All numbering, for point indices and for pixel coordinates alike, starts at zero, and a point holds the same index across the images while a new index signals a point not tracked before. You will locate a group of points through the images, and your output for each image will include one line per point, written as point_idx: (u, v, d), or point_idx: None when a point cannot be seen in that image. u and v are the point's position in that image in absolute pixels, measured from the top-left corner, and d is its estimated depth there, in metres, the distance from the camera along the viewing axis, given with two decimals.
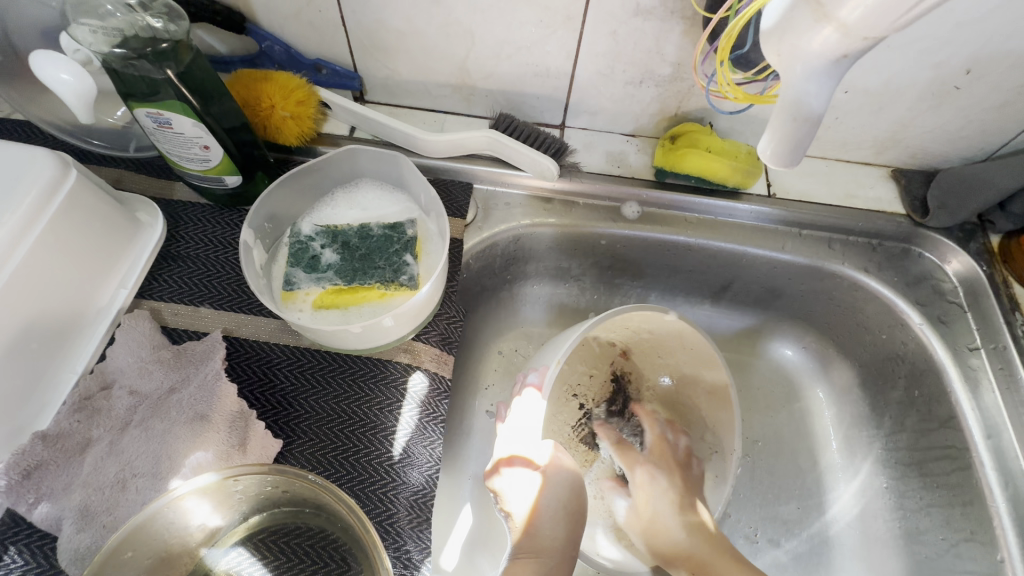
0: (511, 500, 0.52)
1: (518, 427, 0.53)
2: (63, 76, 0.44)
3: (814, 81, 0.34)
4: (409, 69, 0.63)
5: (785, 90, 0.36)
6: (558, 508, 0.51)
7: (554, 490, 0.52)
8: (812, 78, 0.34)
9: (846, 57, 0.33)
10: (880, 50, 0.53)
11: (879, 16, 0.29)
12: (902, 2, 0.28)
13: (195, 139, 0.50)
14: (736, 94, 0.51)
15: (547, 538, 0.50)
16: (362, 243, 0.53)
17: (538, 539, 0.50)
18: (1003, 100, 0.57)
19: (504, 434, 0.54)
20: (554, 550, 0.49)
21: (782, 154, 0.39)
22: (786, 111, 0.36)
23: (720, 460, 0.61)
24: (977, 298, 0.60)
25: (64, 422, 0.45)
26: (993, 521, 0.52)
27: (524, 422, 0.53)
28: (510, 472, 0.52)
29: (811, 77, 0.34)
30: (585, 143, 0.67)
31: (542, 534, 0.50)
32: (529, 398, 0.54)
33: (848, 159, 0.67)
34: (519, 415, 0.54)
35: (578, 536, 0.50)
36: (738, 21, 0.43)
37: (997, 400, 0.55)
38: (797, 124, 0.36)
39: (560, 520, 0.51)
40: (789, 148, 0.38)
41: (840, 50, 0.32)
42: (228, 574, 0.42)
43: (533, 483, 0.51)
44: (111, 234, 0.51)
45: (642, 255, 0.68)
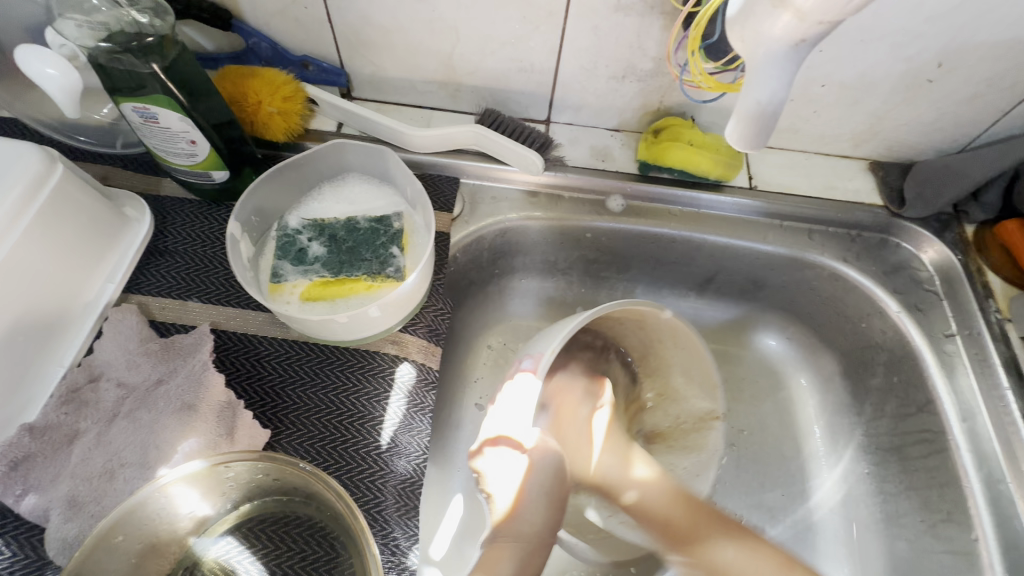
0: (493, 482, 0.52)
1: (508, 412, 0.53)
2: (49, 70, 0.45)
3: (776, 68, 0.36)
4: (395, 65, 0.63)
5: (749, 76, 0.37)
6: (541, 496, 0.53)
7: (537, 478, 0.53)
8: (776, 64, 0.36)
9: (805, 42, 0.34)
10: (854, 44, 0.55)
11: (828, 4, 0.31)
12: None
13: (182, 134, 0.50)
14: (708, 84, 0.52)
15: (528, 524, 0.52)
16: (349, 236, 0.53)
17: (518, 524, 0.51)
18: (974, 92, 0.58)
19: (493, 417, 0.54)
20: (531, 537, 0.51)
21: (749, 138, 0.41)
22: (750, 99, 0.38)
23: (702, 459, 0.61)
24: (953, 286, 0.62)
25: (52, 414, 0.45)
26: (967, 500, 0.52)
27: (516, 407, 0.53)
28: (494, 452, 0.53)
29: (773, 63, 0.36)
30: (570, 138, 0.68)
31: (522, 518, 0.52)
32: (523, 380, 0.53)
33: (828, 152, 0.69)
34: (512, 400, 0.53)
35: (558, 520, 0.53)
36: (703, 13, 0.45)
37: (972, 383, 0.56)
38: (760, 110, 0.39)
39: (542, 507, 0.52)
40: (753, 135, 0.40)
41: (799, 37, 0.34)
42: (217, 561, 0.42)
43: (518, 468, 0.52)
44: (99, 228, 0.51)
45: (628, 247, 0.69)
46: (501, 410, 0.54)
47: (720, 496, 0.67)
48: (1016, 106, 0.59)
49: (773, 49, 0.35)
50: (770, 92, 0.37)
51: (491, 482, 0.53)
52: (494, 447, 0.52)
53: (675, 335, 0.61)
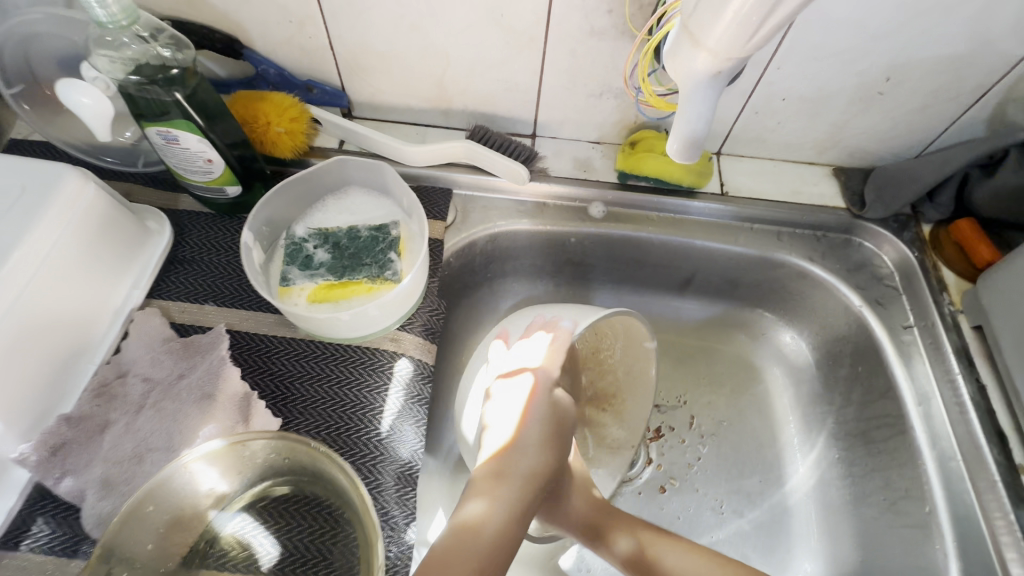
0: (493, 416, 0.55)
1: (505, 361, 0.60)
2: (84, 100, 0.50)
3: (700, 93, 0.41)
4: (392, 86, 0.69)
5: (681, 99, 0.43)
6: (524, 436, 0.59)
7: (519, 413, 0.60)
8: (699, 89, 0.41)
9: (722, 72, 0.40)
10: (807, 61, 0.60)
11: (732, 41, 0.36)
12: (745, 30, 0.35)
13: (200, 154, 0.56)
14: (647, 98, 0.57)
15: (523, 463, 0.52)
16: (351, 243, 0.59)
17: (512, 463, 0.52)
18: (923, 102, 0.63)
19: (497, 366, 0.60)
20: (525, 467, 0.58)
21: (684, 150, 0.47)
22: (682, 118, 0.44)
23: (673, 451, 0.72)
24: (911, 281, 0.66)
25: (86, 406, 0.50)
26: (923, 477, 0.57)
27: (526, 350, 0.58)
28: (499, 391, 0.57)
29: (696, 87, 0.41)
30: (554, 150, 0.73)
31: (520, 459, 0.52)
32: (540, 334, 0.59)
33: (794, 159, 0.74)
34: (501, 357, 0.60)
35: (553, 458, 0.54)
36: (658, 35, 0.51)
37: (927, 370, 0.61)
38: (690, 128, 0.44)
39: (540, 446, 0.54)
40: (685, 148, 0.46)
41: (715, 70, 0.39)
42: (234, 536, 0.47)
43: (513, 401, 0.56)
44: (126, 240, 0.56)
45: (610, 251, 0.74)
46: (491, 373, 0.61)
47: (701, 483, 0.71)
48: (962, 115, 0.64)
49: (695, 76, 0.41)
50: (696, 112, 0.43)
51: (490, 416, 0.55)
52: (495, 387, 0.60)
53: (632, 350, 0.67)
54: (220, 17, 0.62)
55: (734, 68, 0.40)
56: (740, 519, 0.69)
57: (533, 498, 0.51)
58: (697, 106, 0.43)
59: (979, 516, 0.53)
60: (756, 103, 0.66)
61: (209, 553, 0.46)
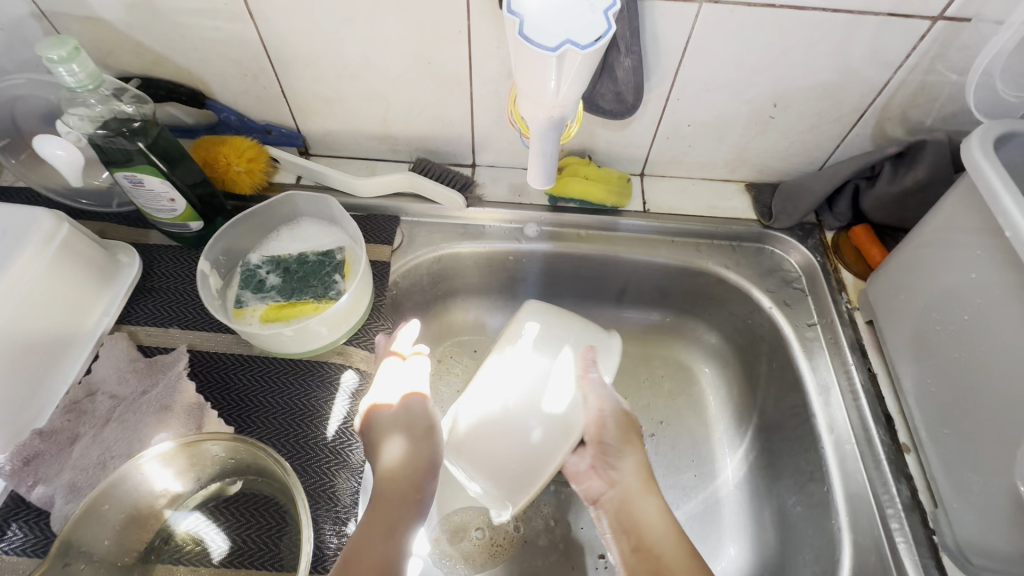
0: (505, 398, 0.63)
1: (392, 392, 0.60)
2: (58, 152, 0.59)
3: (544, 135, 0.54)
4: (342, 127, 0.77)
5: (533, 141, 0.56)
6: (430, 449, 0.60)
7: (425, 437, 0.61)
8: (542, 131, 0.53)
9: (557, 119, 0.52)
10: (701, 92, 0.68)
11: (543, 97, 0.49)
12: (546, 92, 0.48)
13: (163, 194, 0.63)
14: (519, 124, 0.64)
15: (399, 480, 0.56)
16: (300, 268, 0.66)
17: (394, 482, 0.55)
18: (810, 124, 0.71)
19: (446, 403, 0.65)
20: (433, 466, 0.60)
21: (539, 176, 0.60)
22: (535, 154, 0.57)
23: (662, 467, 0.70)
24: (814, 282, 0.73)
25: (57, 420, 0.56)
26: (822, 460, 0.62)
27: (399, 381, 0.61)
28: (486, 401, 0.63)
29: (542, 131, 0.54)
30: (492, 177, 0.81)
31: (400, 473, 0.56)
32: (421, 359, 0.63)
33: (711, 177, 0.81)
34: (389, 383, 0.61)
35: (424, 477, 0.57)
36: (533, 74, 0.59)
37: (827, 363, 0.67)
38: (541, 160, 0.57)
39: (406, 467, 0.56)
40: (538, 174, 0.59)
41: (549, 118, 0.52)
42: (188, 532, 0.53)
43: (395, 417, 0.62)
44: (98, 273, 0.63)
45: (548, 267, 0.81)
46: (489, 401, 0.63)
47: None
48: (849, 132, 0.72)
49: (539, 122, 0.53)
50: (540, 148, 0.55)
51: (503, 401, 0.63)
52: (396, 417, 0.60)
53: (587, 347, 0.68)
54: (183, 73, 0.70)
55: (566, 117, 0.53)
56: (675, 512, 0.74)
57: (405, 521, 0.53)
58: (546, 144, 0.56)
59: (868, 492, 0.58)
60: (665, 130, 0.73)
61: (164, 548, 0.52)
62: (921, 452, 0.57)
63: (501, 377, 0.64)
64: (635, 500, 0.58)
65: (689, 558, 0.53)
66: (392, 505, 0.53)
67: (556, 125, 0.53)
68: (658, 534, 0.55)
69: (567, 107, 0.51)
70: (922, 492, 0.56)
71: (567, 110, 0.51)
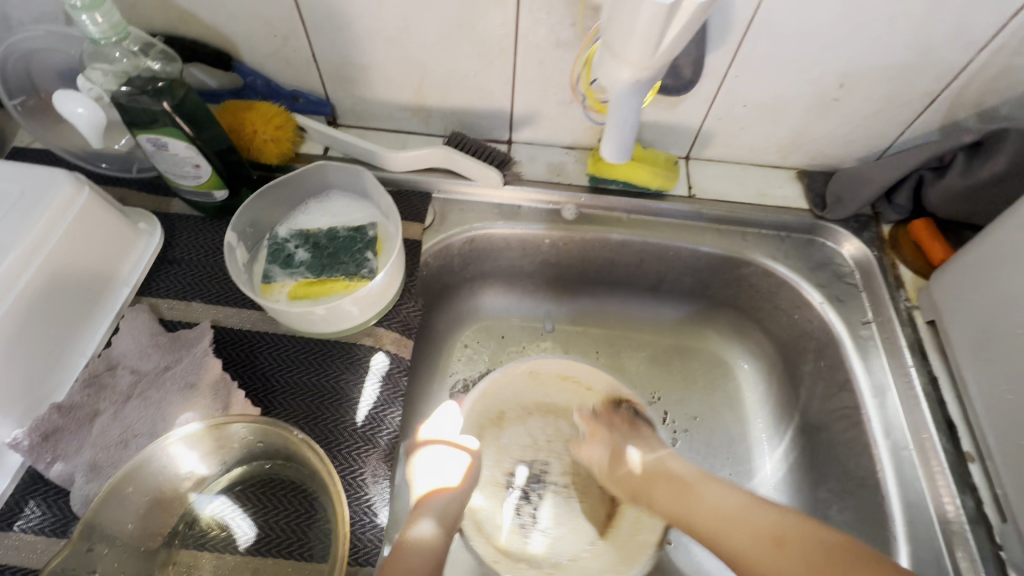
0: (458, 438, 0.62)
1: (439, 428, 0.61)
2: (79, 110, 0.54)
3: (626, 100, 0.49)
4: (372, 96, 0.73)
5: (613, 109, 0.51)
6: (456, 501, 0.58)
7: (450, 498, 0.57)
8: (623, 96, 0.49)
9: (642, 82, 0.47)
10: (763, 69, 0.63)
11: (639, 53, 0.44)
12: (646, 45, 0.43)
13: (188, 159, 0.59)
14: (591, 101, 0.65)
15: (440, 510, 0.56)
16: (330, 243, 0.62)
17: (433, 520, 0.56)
18: (876, 108, 0.67)
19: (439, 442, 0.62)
20: (441, 519, 0.56)
21: (615, 151, 0.55)
22: (613, 123, 0.52)
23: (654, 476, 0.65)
24: (869, 278, 0.69)
25: (76, 395, 0.54)
26: (875, 466, 0.59)
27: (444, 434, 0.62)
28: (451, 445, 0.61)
29: (622, 95, 0.49)
30: (529, 156, 0.76)
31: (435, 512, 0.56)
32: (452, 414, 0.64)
33: (761, 163, 0.77)
34: (441, 424, 0.61)
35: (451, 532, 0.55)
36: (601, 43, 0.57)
37: (882, 364, 0.64)
38: (619, 131, 0.53)
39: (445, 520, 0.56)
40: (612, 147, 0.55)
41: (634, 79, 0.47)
42: (213, 517, 0.51)
43: (457, 464, 0.60)
44: (117, 240, 0.60)
45: (584, 252, 0.77)
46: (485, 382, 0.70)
47: None
48: (917, 119, 0.67)
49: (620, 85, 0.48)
50: (622, 117, 0.51)
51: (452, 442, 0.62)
52: (426, 452, 0.59)
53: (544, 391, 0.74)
54: (209, 32, 0.66)
55: (650, 81, 0.48)
56: None
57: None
58: (625, 110, 0.51)
59: (928, 501, 0.55)
60: (718, 110, 0.69)
61: (188, 533, 0.50)
62: (987, 463, 0.54)
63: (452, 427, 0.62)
64: (684, 489, 0.59)
65: (775, 551, 0.50)
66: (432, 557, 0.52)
67: (640, 89, 0.48)
68: (729, 525, 0.54)
69: (658, 67, 0.46)
70: (989, 505, 0.53)
71: (659, 70, 0.46)
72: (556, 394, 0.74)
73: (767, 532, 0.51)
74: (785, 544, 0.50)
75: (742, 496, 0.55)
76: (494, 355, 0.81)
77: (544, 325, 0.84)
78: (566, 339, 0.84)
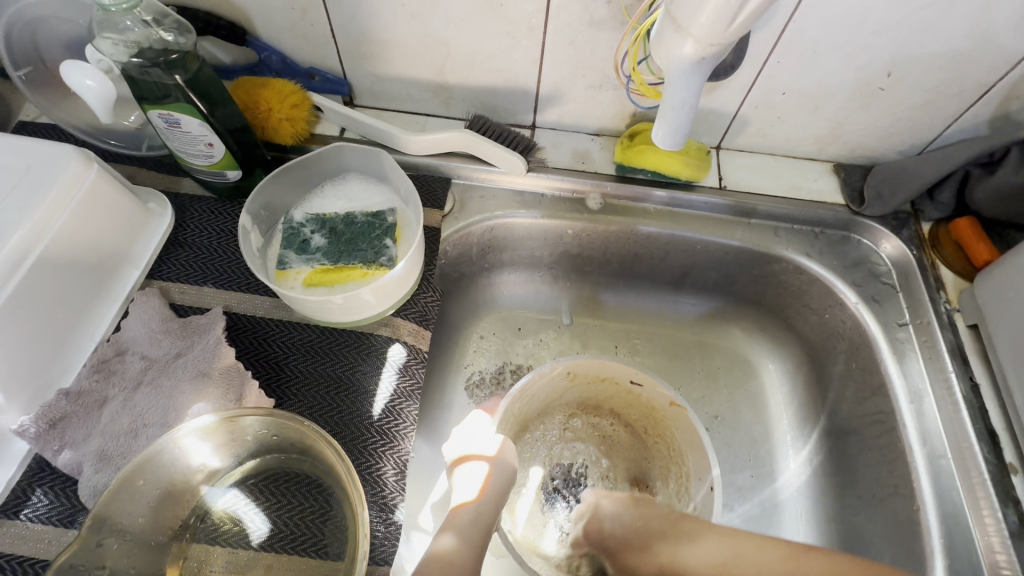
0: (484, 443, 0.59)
1: (466, 440, 0.59)
2: (88, 82, 0.51)
3: (686, 78, 0.47)
4: (392, 75, 0.69)
5: (671, 89, 0.48)
6: (480, 513, 0.55)
7: (475, 511, 0.55)
8: (683, 75, 0.47)
9: (706, 60, 0.46)
10: (807, 54, 0.60)
11: (716, 24, 0.42)
12: (726, 13, 0.41)
13: (201, 137, 0.57)
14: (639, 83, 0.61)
15: (468, 517, 0.54)
16: (347, 229, 0.59)
17: (462, 527, 0.53)
18: (924, 99, 0.63)
19: (463, 443, 0.59)
20: (469, 532, 0.53)
21: (669, 138, 0.52)
22: (669, 104, 0.49)
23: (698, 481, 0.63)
24: (908, 279, 0.66)
25: (85, 380, 0.52)
26: (911, 475, 0.57)
27: (471, 433, 0.60)
28: (473, 457, 0.58)
29: (683, 72, 0.46)
30: (553, 142, 0.73)
31: (463, 521, 0.54)
32: (477, 418, 0.62)
33: (795, 154, 0.73)
34: (468, 434, 0.60)
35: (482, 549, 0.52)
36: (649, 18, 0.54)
37: (920, 368, 0.61)
38: (674, 112, 0.50)
39: (475, 529, 0.53)
40: (668, 133, 0.52)
41: (699, 55, 0.45)
42: (225, 511, 0.49)
43: (477, 472, 0.57)
44: (127, 221, 0.57)
45: (607, 243, 0.74)
46: (521, 385, 0.64)
47: None
48: (966, 111, 0.64)
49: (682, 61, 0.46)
50: (680, 98, 0.48)
51: (479, 449, 0.59)
52: (459, 468, 0.57)
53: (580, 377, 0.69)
54: (223, 3, 0.62)
55: (714, 60, 0.46)
56: (729, 514, 0.69)
57: None
58: (682, 90, 0.48)
59: (967, 513, 0.53)
60: (755, 97, 0.65)
61: (200, 526, 0.48)
62: None
63: (476, 435, 0.60)
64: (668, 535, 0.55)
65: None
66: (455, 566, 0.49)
67: (704, 67, 0.46)
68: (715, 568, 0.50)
69: (726, 44, 0.44)
70: None
71: (726, 47, 0.44)
72: (591, 390, 0.71)
73: (773, 567, 0.48)
74: (803, 555, 0.48)
75: (722, 529, 0.53)
76: (510, 348, 0.79)
77: (561, 319, 0.82)
78: (583, 333, 0.81)
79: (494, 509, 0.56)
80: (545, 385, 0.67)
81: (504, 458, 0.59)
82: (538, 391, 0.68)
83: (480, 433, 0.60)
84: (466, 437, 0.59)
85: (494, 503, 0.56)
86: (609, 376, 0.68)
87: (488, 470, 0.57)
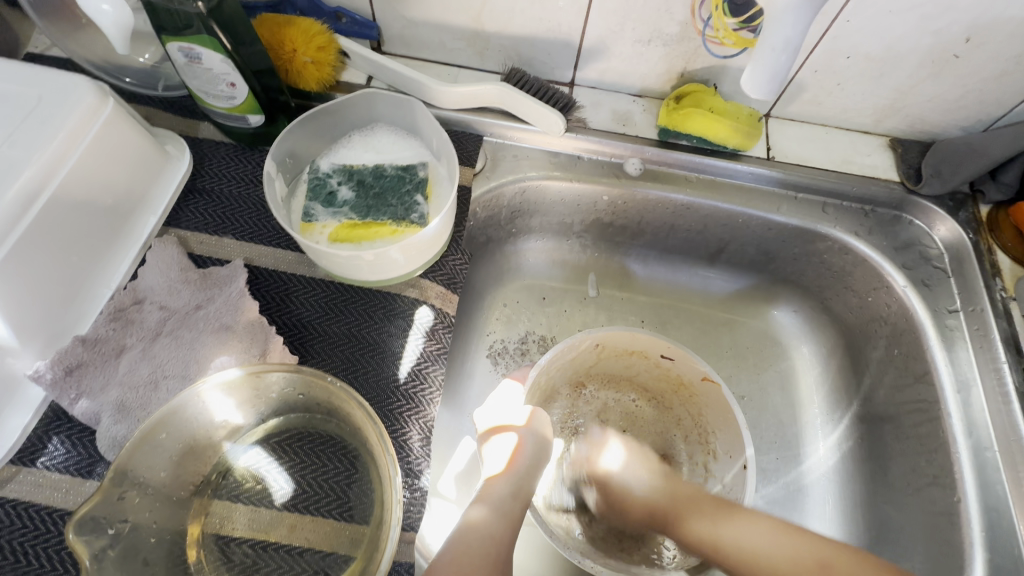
0: (514, 414, 0.58)
1: (499, 411, 0.58)
2: (104, 7, 0.47)
3: (793, 12, 0.43)
4: (424, 20, 0.64)
5: (771, 25, 0.44)
6: (513, 485, 0.53)
7: (512, 483, 0.53)
8: (791, 9, 0.43)
9: None
10: (883, 13, 0.55)
11: None
12: None
13: (223, 76, 0.53)
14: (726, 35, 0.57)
15: (501, 490, 0.52)
16: (376, 182, 0.56)
17: (496, 499, 0.51)
18: (1001, 69, 0.58)
19: (493, 416, 0.58)
20: (504, 505, 0.51)
21: (762, 85, 0.47)
22: (768, 44, 0.45)
23: (729, 461, 0.61)
24: (961, 263, 0.63)
25: (101, 328, 0.49)
26: (953, 466, 0.56)
27: (501, 406, 0.59)
28: (505, 433, 0.57)
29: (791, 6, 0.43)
30: (592, 101, 0.69)
31: (496, 493, 0.52)
32: (508, 389, 0.61)
33: (849, 126, 0.69)
34: (497, 407, 0.59)
35: (518, 523, 0.50)
36: None
37: (970, 358, 0.59)
38: (775, 53, 0.45)
39: (512, 502, 0.51)
40: (764, 78, 0.47)
41: None
42: (247, 469, 0.47)
43: (508, 443, 0.56)
44: (143, 163, 0.54)
45: (644, 212, 0.71)
46: (550, 355, 0.62)
47: None
48: None
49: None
50: (783, 36, 0.44)
51: (510, 420, 0.58)
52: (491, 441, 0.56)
53: (608, 349, 0.66)
54: None
55: None
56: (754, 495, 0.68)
57: (487, 564, 0.45)
58: (785, 28, 0.44)
59: (1012, 508, 0.52)
60: (817, 61, 0.61)
61: (222, 483, 0.47)
62: None
63: (507, 408, 0.59)
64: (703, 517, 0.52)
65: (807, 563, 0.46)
66: (490, 537, 0.47)
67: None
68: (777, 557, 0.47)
69: None
70: None
71: None
72: (617, 362, 0.68)
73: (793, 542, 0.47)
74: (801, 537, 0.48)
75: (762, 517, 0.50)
76: (533, 317, 0.76)
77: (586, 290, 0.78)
78: (609, 305, 0.78)
79: (528, 482, 0.54)
80: (574, 356, 0.65)
81: (535, 428, 0.58)
82: (564, 363, 0.66)
83: (508, 405, 0.59)
84: (498, 408, 0.59)
85: (529, 476, 0.54)
86: (639, 349, 0.65)
87: (521, 442, 0.56)
